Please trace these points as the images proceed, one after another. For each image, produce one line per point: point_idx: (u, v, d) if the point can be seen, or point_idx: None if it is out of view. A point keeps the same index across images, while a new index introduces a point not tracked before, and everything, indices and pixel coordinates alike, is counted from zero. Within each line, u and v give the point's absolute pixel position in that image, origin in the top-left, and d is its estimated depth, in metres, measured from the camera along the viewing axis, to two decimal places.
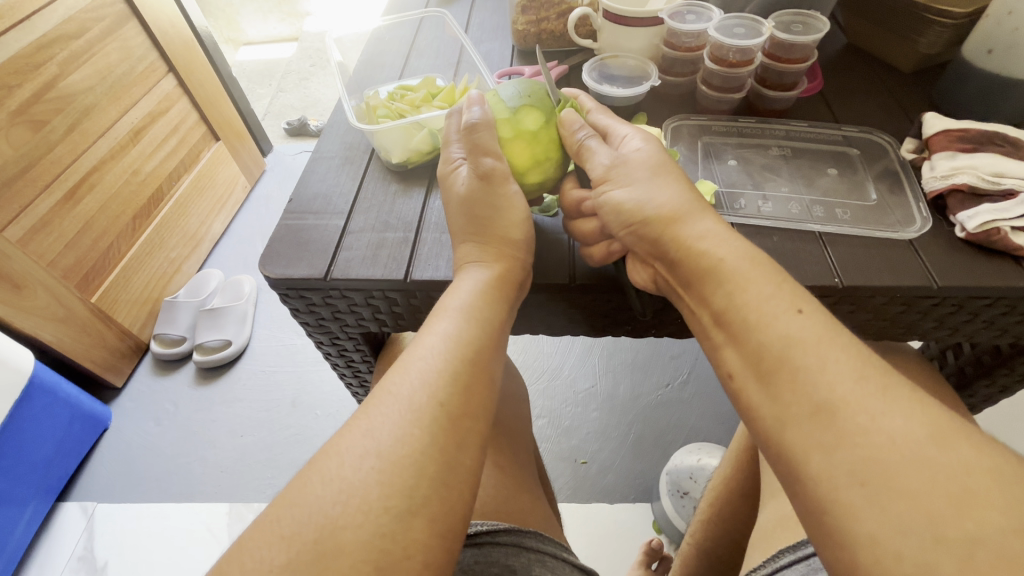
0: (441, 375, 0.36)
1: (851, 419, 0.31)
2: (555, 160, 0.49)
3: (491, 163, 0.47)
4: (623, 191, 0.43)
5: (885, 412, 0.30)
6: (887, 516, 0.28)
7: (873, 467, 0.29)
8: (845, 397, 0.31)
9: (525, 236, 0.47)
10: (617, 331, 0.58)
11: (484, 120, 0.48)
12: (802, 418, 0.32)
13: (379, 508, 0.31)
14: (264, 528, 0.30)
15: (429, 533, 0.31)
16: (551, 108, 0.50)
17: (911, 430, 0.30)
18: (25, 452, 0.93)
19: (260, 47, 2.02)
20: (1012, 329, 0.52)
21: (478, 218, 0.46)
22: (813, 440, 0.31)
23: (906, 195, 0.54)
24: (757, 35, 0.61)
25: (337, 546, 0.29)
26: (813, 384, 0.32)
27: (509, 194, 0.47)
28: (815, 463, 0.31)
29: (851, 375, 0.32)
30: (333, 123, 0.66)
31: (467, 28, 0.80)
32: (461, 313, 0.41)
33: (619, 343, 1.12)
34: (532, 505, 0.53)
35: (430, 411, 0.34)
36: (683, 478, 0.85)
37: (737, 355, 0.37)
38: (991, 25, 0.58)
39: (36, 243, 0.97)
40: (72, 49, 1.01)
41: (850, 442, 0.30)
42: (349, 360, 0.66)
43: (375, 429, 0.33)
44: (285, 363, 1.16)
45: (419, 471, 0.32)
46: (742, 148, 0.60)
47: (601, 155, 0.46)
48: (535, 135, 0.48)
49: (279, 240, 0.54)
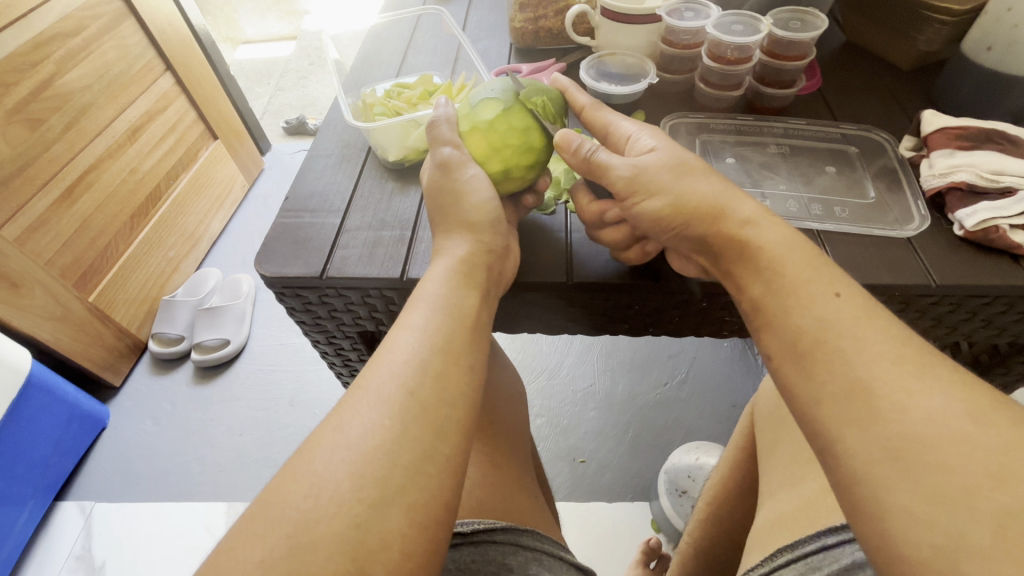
0: (412, 366, 0.36)
1: (886, 396, 0.30)
2: (516, 146, 0.48)
3: (447, 152, 0.48)
4: (658, 199, 0.43)
5: (923, 391, 0.30)
6: (920, 488, 0.28)
7: (909, 442, 0.29)
8: (880, 376, 0.31)
9: (492, 218, 0.47)
10: (615, 329, 0.58)
11: (445, 117, 0.50)
12: (838, 395, 0.32)
13: (352, 500, 0.31)
14: (249, 524, 0.30)
15: (409, 523, 0.31)
16: (516, 98, 0.50)
17: (950, 408, 0.29)
18: (22, 450, 0.93)
19: (258, 46, 2.01)
20: (1010, 328, 0.52)
21: (444, 208, 0.47)
22: (846, 416, 0.31)
23: (904, 193, 0.54)
24: (755, 32, 0.61)
25: (311, 541, 0.29)
26: (851, 364, 0.32)
27: (464, 180, 0.47)
28: (849, 438, 0.31)
29: (888, 356, 0.32)
30: (330, 121, 0.66)
31: (465, 26, 0.79)
32: (433, 305, 0.40)
33: (617, 341, 1.11)
34: (529, 504, 0.53)
35: (401, 399, 0.34)
36: (681, 476, 0.85)
37: (772, 339, 0.37)
38: (989, 21, 0.58)
39: (34, 241, 0.97)
40: (69, 47, 1.01)
41: (886, 419, 0.30)
42: (346, 358, 0.65)
43: (345, 425, 0.33)
44: (283, 362, 1.16)
45: (393, 461, 0.32)
46: (740, 146, 0.60)
47: (619, 164, 0.45)
48: (490, 124, 0.48)
49: (275, 238, 0.53)
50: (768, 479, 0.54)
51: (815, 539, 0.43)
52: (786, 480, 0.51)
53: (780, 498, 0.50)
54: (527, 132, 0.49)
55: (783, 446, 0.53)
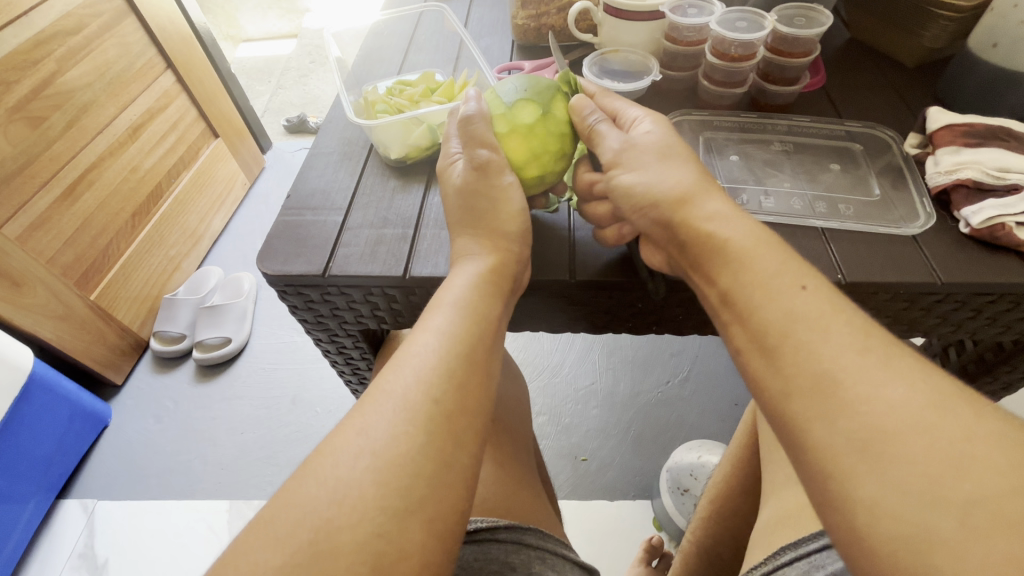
0: (437, 370, 0.36)
1: (852, 389, 0.30)
2: (554, 154, 0.48)
3: (485, 155, 0.47)
4: (632, 175, 0.44)
5: (886, 381, 0.30)
6: (887, 480, 0.27)
7: (875, 435, 0.28)
8: (846, 369, 0.31)
9: (521, 229, 0.47)
10: (618, 328, 0.58)
11: (479, 115, 0.48)
12: (804, 390, 0.31)
13: (375, 508, 0.30)
14: (262, 528, 0.30)
15: (427, 533, 0.31)
16: (550, 98, 0.49)
17: (911, 399, 0.29)
18: (25, 450, 0.93)
19: (259, 44, 2.01)
20: (1016, 326, 0.51)
21: (474, 211, 0.46)
22: (814, 411, 0.31)
23: (909, 190, 0.53)
24: (759, 28, 0.61)
25: (332, 547, 0.29)
26: (818, 356, 0.32)
27: (503, 185, 0.47)
28: (817, 434, 0.30)
29: (852, 348, 0.31)
30: (331, 119, 0.66)
31: (466, 23, 0.79)
32: (456, 308, 0.40)
33: (619, 339, 1.11)
34: (532, 502, 0.53)
35: (425, 407, 0.34)
36: (683, 475, 0.85)
37: (742, 330, 0.36)
38: (995, 18, 0.57)
39: (35, 240, 0.97)
40: (70, 46, 1.01)
41: (851, 412, 0.29)
42: (348, 357, 0.65)
43: (368, 427, 0.33)
44: (285, 360, 1.16)
45: (416, 471, 0.32)
46: (744, 142, 0.60)
47: (612, 139, 0.46)
48: (531, 128, 0.47)
49: (277, 236, 0.53)
50: (771, 477, 0.54)
51: (818, 538, 0.43)
52: (789, 479, 0.51)
53: (783, 497, 0.50)
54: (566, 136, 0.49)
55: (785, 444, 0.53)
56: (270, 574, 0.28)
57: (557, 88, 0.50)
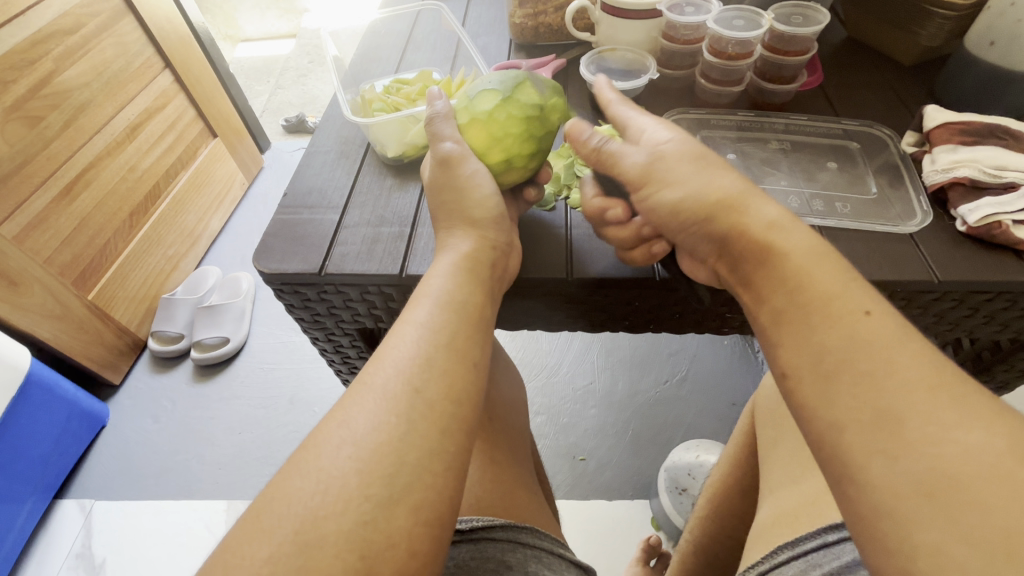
0: (416, 362, 0.36)
1: (916, 427, 0.29)
2: (516, 137, 0.48)
3: (448, 147, 0.47)
4: (674, 189, 0.43)
5: (958, 424, 0.28)
6: (954, 529, 0.26)
7: (942, 479, 0.27)
8: (912, 404, 0.29)
9: (494, 214, 0.47)
10: (615, 326, 0.58)
11: (442, 113, 0.49)
12: (863, 423, 0.30)
13: (360, 496, 0.30)
14: (252, 522, 0.30)
15: (414, 521, 0.31)
16: (514, 87, 0.49)
17: (990, 445, 0.27)
18: (22, 449, 0.93)
19: (258, 44, 2.01)
20: (1013, 325, 0.51)
21: (446, 204, 0.47)
22: (872, 445, 0.30)
23: (907, 189, 0.53)
24: (756, 27, 0.61)
25: (320, 537, 0.29)
26: (882, 390, 0.31)
27: (468, 174, 0.47)
28: (874, 471, 0.29)
29: (923, 385, 0.30)
30: (329, 117, 0.66)
31: (465, 22, 0.79)
32: (437, 301, 0.40)
33: (617, 339, 1.11)
34: (529, 501, 0.53)
35: (406, 397, 0.34)
36: (681, 474, 0.85)
37: (793, 347, 0.36)
38: (993, 16, 0.57)
39: (33, 239, 0.97)
40: (68, 44, 1.01)
41: (917, 451, 0.28)
42: (345, 356, 0.65)
43: (350, 420, 0.33)
44: (283, 360, 1.16)
45: (399, 457, 0.32)
46: (740, 141, 0.60)
47: (632, 154, 0.45)
48: (489, 115, 0.48)
49: (274, 234, 0.53)
50: (768, 476, 0.54)
51: (816, 537, 0.43)
52: (787, 478, 0.50)
53: (780, 496, 0.50)
54: (528, 120, 0.48)
55: (783, 444, 0.53)
56: (258, 567, 0.28)
57: (523, 78, 0.50)
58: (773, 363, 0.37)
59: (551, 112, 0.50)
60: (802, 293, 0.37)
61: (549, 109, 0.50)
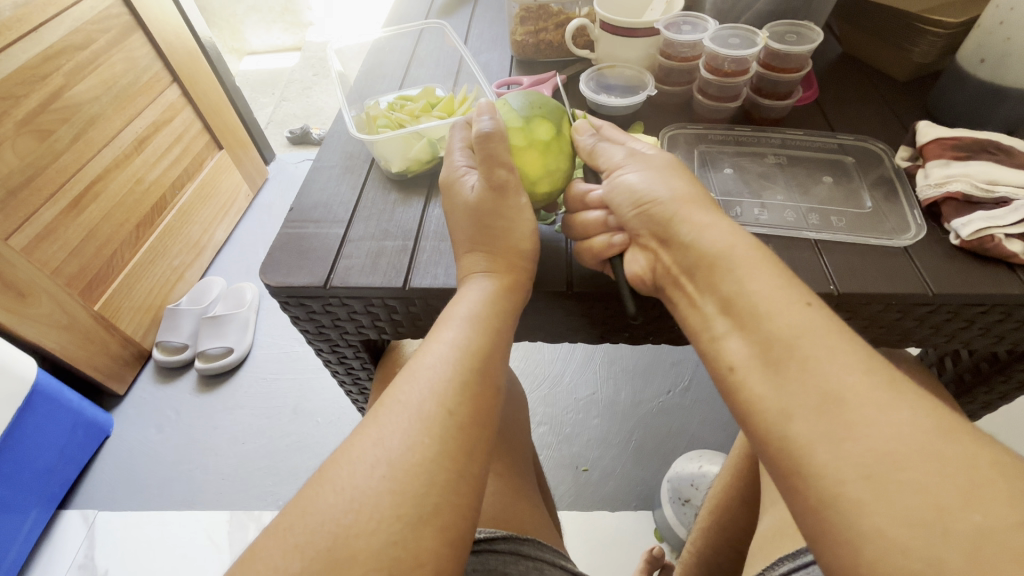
0: (452, 384, 0.37)
1: (857, 408, 0.31)
2: (564, 170, 0.51)
3: (504, 175, 0.47)
4: (636, 173, 0.45)
5: (893, 405, 0.30)
6: (893, 508, 0.28)
7: (883, 459, 0.29)
8: (851, 388, 0.31)
9: (532, 249, 0.47)
10: (614, 338, 0.58)
11: (498, 129, 0.48)
12: (809, 408, 0.32)
13: (391, 517, 0.31)
14: (277, 537, 0.31)
15: (440, 541, 0.32)
16: (560, 119, 0.52)
17: (919, 423, 0.30)
18: (28, 459, 0.94)
19: (263, 57, 2.04)
20: (1009, 337, 0.52)
21: (490, 231, 0.46)
22: (820, 430, 0.31)
23: (901, 203, 0.54)
24: (751, 45, 0.62)
25: (349, 554, 0.30)
26: (821, 374, 0.33)
27: (518, 207, 0.47)
28: (820, 457, 0.31)
29: (859, 367, 0.32)
30: (333, 133, 0.67)
31: (467, 39, 0.81)
32: (466, 320, 0.41)
33: (618, 349, 1.12)
34: (531, 513, 0.53)
35: (440, 419, 0.35)
36: (684, 485, 0.85)
37: (743, 343, 0.37)
38: (982, 34, 0.59)
39: (41, 251, 0.98)
40: (78, 60, 1.03)
41: (857, 433, 0.30)
42: (349, 367, 0.66)
43: (384, 439, 0.34)
44: (286, 369, 1.17)
45: (429, 481, 0.33)
46: (738, 156, 0.61)
47: (614, 151, 0.48)
48: (547, 145, 0.49)
49: (280, 248, 0.54)
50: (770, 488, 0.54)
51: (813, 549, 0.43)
52: None
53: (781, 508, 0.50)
54: (572, 155, 0.52)
55: None
56: None
57: (561, 111, 0.53)
58: (719, 359, 0.38)
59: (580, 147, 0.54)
60: (751, 292, 0.37)
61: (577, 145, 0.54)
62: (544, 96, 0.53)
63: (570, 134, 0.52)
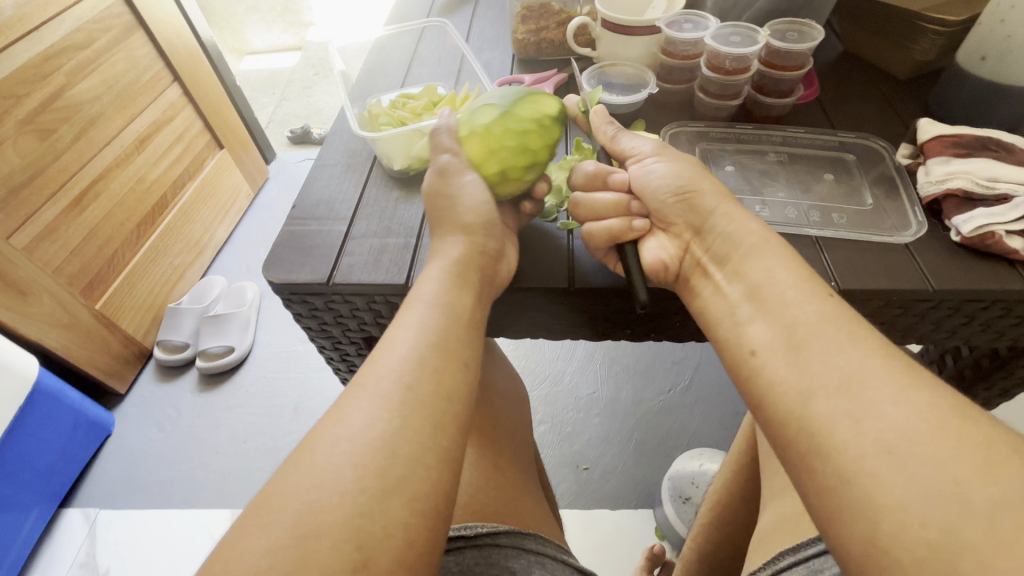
0: (408, 361, 0.37)
1: (878, 390, 0.31)
2: (512, 150, 0.49)
3: (446, 159, 0.49)
4: (667, 162, 0.48)
5: (907, 387, 0.31)
6: (911, 485, 0.28)
7: (902, 439, 0.29)
8: (872, 370, 0.32)
9: (486, 222, 0.48)
10: (617, 335, 0.59)
11: (445, 124, 0.51)
12: (833, 389, 0.32)
13: (354, 490, 0.31)
14: (255, 516, 0.31)
15: (409, 512, 0.32)
16: (512, 103, 0.51)
17: (937, 403, 0.30)
18: (29, 458, 0.94)
19: (263, 57, 2.04)
20: (1009, 333, 0.52)
21: (436, 212, 0.48)
22: (840, 409, 0.31)
23: (902, 200, 0.54)
24: (752, 43, 0.62)
25: (314, 529, 0.30)
26: (841, 359, 0.33)
27: (462, 184, 0.49)
28: (841, 435, 0.31)
29: (877, 354, 0.33)
30: (336, 131, 0.67)
31: (468, 37, 0.81)
32: (427, 304, 0.41)
33: (619, 348, 1.12)
34: (533, 508, 0.54)
35: (398, 394, 0.35)
36: (685, 484, 0.85)
37: (766, 327, 0.38)
38: (983, 31, 0.59)
39: (42, 250, 0.98)
40: (80, 59, 1.03)
41: (876, 414, 0.30)
42: (351, 364, 0.66)
43: (346, 419, 0.34)
44: (286, 368, 1.17)
45: (392, 451, 0.33)
46: (739, 154, 0.61)
47: (637, 142, 0.50)
48: (487, 128, 0.49)
49: (283, 245, 0.54)
50: (771, 484, 0.54)
51: (816, 542, 0.43)
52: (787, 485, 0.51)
53: (782, 503, 0.51)
54: (524, 134, 0.50)
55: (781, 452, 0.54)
56: (263, 561, 0.29)
57: (519, 96, 0.52)
58: (741, 345, 0.39)
59: (548, 127, 0.52)
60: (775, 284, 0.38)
61: (547, 126, 0.52)
62: (510, 88, 0.54)
63: (523, 115, 0.51)
